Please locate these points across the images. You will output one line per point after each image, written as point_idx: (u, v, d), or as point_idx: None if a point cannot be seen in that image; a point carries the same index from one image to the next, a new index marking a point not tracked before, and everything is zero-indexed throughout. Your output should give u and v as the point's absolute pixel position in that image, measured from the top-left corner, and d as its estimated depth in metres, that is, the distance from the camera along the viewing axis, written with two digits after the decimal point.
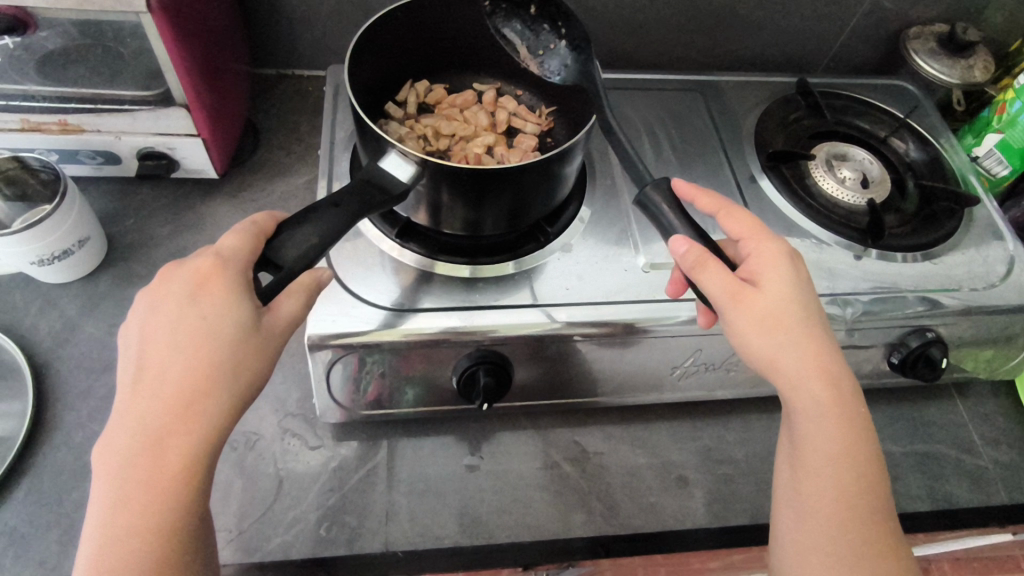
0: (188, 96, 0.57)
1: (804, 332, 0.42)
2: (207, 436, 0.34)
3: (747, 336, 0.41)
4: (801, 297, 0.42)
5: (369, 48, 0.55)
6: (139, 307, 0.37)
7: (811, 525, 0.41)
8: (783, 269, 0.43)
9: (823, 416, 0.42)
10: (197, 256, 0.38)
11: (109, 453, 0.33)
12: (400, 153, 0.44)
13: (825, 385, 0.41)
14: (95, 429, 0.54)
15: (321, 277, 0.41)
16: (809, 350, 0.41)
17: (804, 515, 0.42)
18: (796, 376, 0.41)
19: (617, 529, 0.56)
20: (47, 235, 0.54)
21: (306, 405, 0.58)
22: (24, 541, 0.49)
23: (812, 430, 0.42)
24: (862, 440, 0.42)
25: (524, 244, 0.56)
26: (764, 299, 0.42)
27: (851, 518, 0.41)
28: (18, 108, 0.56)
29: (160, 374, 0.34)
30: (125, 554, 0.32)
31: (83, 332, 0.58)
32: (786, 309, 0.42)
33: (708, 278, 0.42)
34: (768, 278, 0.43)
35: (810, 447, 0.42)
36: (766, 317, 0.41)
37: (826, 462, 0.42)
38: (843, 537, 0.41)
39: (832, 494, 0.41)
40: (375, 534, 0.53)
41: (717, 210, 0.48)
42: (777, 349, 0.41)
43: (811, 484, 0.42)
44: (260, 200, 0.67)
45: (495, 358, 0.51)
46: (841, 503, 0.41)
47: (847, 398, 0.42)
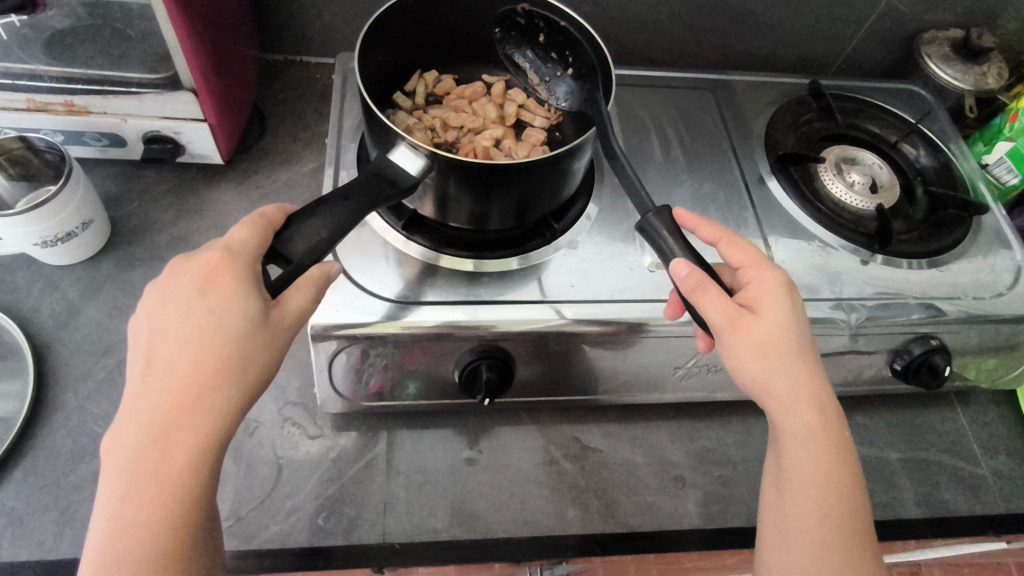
0: (196, 80, 0.56)
1: (797, 358, 0.42)
2: (213, 431, 0.34)
3: (742, 361, 0.41)
4: (798, 325, 0.42)
5: (380, 36, 0.54)
6: (149, 298, 0.37)
7: (796, 547, 0.41)
8: (782, 298, 0.43)
9: (811, 442, 0.42)
10: (206, 247, 0.38)
11: (118, 446, 0.33)
12: (409, 146, 0.43)
13: (814, 412, 0.42)
14: (95, 410, 0.54)
15: (330, 270, 0.40)
16: (800, 376, 0.41)
17: (787, 538, 0.42)
18: (789, 403, 0.41)
19: (615, 527, 0.56)
20: (51, 217, 0.54)
21: (306, 394, 0.58)
22: (22, 522, 0.49)
23: (800, 455, 0.42)
24: (848, 464, 0.42)
25: (530, 240, 0.55)
26: (763, 327, 0.41)
27: (835, 545, 0.41)
28: (24, 88, 0.55)
29: (168, 367, 0.34)
30: (131, 549, 0.32)
31: (85, 315, 0.58)
32: (783, 338, 0.42)
33: (708, 304, 0.41)
34: (768, 306, 0.43)
35: (798, 473, 0.42)
36: (763, 344, 0.41)
37: (812, 486, 0.42)
38: (826, 561, 0.41)
39: (817, 520, 0.41)
40: (373, 525, 0.53)
41: (719, 239, 0.48)
42: (772, 377, 0.41)
43: (799, 507, 0.42)
44: (265, 186, 0.67)
45: (496, 353, 0.51)
46: (828, 528, 0.41)
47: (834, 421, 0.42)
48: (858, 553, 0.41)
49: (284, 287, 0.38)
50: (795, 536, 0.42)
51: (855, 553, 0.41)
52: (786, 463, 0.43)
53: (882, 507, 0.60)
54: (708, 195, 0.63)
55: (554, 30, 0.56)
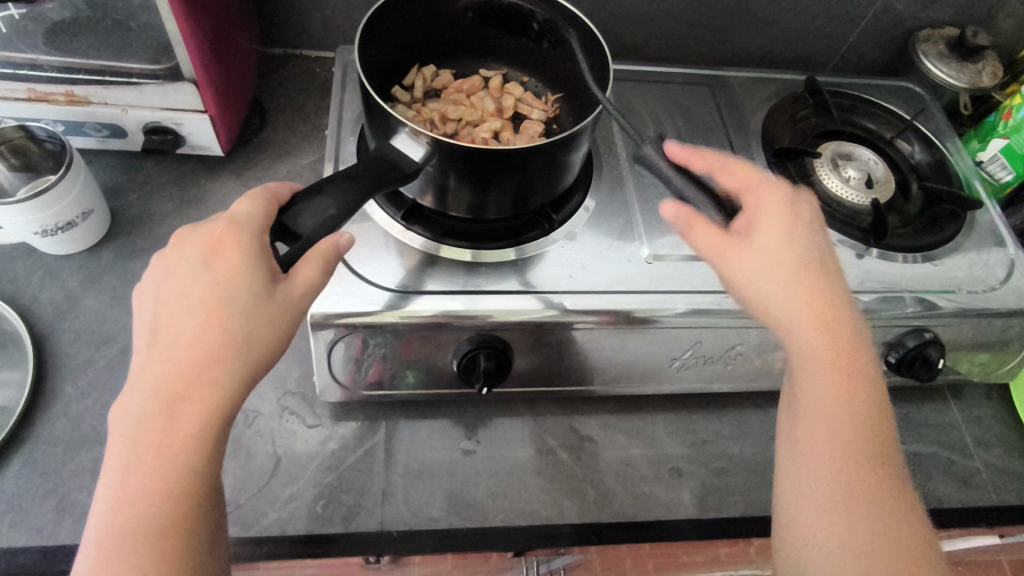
0: (197, 71, 0.57)
1: (797, 276, 0.42)
2: (218, 402, 0.34)
3: (741, 285, 0.42)
4: (794, 239, 0.43)
5: (378, 31, 0.55)
6: (155, 271, 0.37)
7: (809, 470, 0.40)
8: (779, 217, 0.43)
9: (820, 362, 0.41)
10: (211, 221, 0.38)
11: (125, 415, 0.33)
12: (410, 133, 0.44)
13: (821, 333, 0.41)
14: (95, 398, 0.54)
15: (338, 242, 0.39)
16: (802, 294, 0.42)
17: (801, 463, 0.41)
18: (794, 319, 0.41)
19: (611, 516, 0.56)
20: (52, 205, 0.54)
21: (305, 383, 0.58)
22: (21, 508, 0.49)
23: (813, 361, 0.41)
24: (866, 381, 0.41)
25: (528, 230, 0.56)
26: (753, 245, 0.42)
27: (851, 467, 0.39)
28: (24, 78, 0.56)
29: (173, 338, 0.34)
30: (138, 517, 0.32)
31: (85, 304, 0.58)
32: (781, 258, 0.42)
33: (696, 237, 0.44)
34: (764, 226, 0.43)
35: (808, 394, 0.41)
36: (760, 263, 0.42)
37: (823, 406, 0.41)
38: (842, 483, 0.39)
39: (830, 442, 0.40)
40: (371, 513, 0.53)
41: (712, 168, 0.47)
42: (773, 294, 0.42)
43: (811, 429, 0.41)
44: (265, 178, 0.67)
45: (494, 342, 0.51)
46: (847, 430, 0.40)
47: (850, 337, 0.42)
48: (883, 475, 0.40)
49: (296, 262, 0.38)
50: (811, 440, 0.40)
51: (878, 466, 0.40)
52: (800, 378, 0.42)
53: None
54: None
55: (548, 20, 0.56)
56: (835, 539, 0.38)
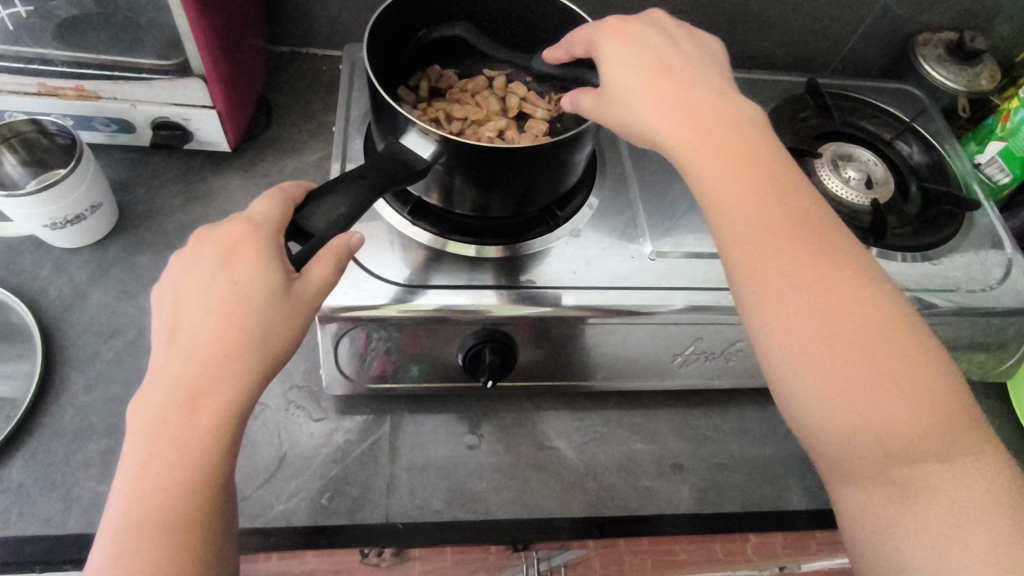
0: (205, 67, 0.57)
1: (657, 95, 0.43)
2: (235, 397, 0.35)
3: (630, 131, 0.44)
4: (653, 78, 0.43)
5: (385, 31, 0.56)
6: (174, 269, 0.38)
7: (748, 301, 0.39)
8: (615, 50, 0.45)
9: (712, 171, 0.40)
10: (229, 221, 0.39)
11: (146, 411, 0.34)
12: (420, 131, 0.45)
13: (693, 135, 0.41)
14: (102, 390, 0.55)
15: (349, 241, 0.40)
16: (667, 111, 0.42)
17: (744, 300, 0.39)
18: (687, 157, 0.41)
19: (614, 511, 0.57)
20: (61, 199, 0.54)
21: (311, 377, 0.59)
22: (29, 499, 0.49)
23: (722, 191, 0.40)
24: (771, 161, 0.41)
25: (533, 228, 0.57)
26: (615, 90, 0.44)
27: (779, 274, 0.38)
28: (35, 73, 0.56)
29: (194, 336, 0.35)
30: (158, 510, 0.33)
31: (92, 297, 0.59)
32: (638, 85, 0.43)
33: (585, 107, 0.47)
34: (612, 64, 0.45)
35: (716, 215, 0.40)
36: (624, 100, 0.44)
37: (732, 220, 0.40)
38: (779, 298, 0.38)
39: (756, 259, 0.39)
40: (376, 506, 0.54)
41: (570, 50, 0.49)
42: (648, 124, 0.43)
43: (737, 252, 0.40)
44: (272, 174, 0.68)
45: (499, 336, 0.52)
46: (775, 241, 0.39)
47: (738, 119, 0.42)
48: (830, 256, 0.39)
49: (308, 259, 0.39)
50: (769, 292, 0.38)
51: (825, 265, 0.38)
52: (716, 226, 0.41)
53: None
54: None
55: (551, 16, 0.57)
56: (835, 395, 0.36)
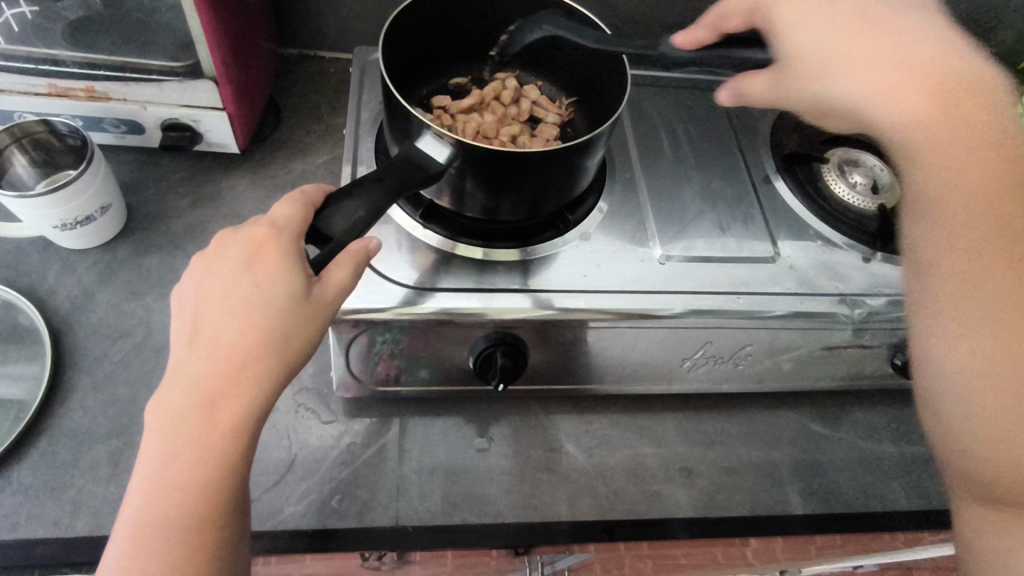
0: (217, 69, 0.57)
1: (941, 70, 0.38)
2: (254, 399, 0.35)
3: (861, 107, 0.39)
4: (855, 34, 0.40)
5: (399, 33, 0.56)
6: (197, 270, 0.38)
7: (962, 307, 0.38)
8: (897, 21, 0.40)
9: (970, 157, 0.38)
10: (253, 224, 0.39)
11: (164, 411, 0.34)
12: (436, 134, 0.45)
13: (966, 118, 0.38)
14: (111, 391, 0.54)
15: (368, 245, 0.39)
16: (937, 83, 0.38)
17: (946, 306, 0.38)
18: (923, 140, 0.38)
19: (622, 514, 0.57)
20: (71, 200, 0.54)
21: (320, 380, 0.59)
22: (38, 500, 0.49)
23: (949, 179, 0.38)
24: (1011, 144, 0.38)
25: (543, 232, 0.57)
26: (806, 62, 0.41)
27: (1009, 278, 0.37)
28: (47, 73, 0.56)
29: (214, 338, 0.35)
30: (173, 510, 0.33)
31: (100, 299, 0.59)
32: (912, 57, 0.38)
33: (761, 94, 0.45)
34: (892, 30, 0.40)
35: (952, 211, 0.38)
36: (886, 72, 0.39)
37: (974, 211, 0.38)
38: (994, 304, 0.37)
39: (983, 261, 0.38)
40: (385, 509, 0.54)
41: (716, 28, 0.47)
42: (903, 109, 0.38)
43: (955, 255, 0.38)
44: (280, 176, 0.68)
45: (511, 339, 0.52)
46: (1006, 232, 0.37)
47: (977, 78, 0.39)
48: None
49: (325, 264, 0.39)
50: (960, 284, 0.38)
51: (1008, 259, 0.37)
52: (925, 207, 0.40)
53: (881, 499, 0.61)
54: (717, 192, 0.64)
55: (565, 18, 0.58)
56: (1001, 397, 0.36)
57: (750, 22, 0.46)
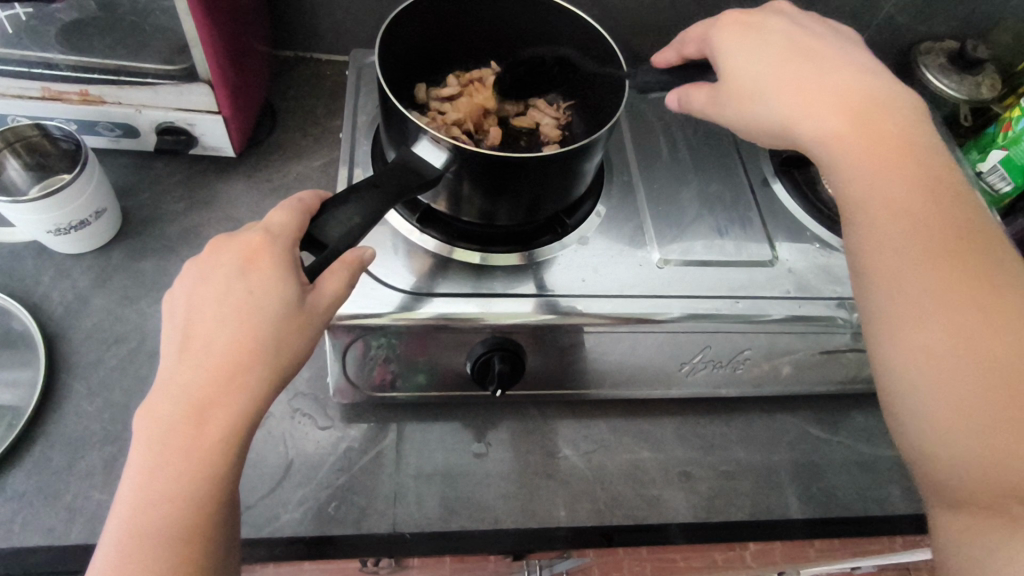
0: (212, 72, 0.57)
1: (828, 97, 0.43)
2: (246, 409, 0.34)
3: (781, 117, 0.44)
4: (788, 65, 0.45)
5: (396, 35, 0.55)
6: (189, 275, 0.37)
7: (896, 308, 0.39)
8: (760, 55, 0.46)
9: (895, 172, 0.41)
10: (247, 230, 0.38)
11: (153, 418, 0.33)
12: (432, 139, 0.45)
13: (874, 139, 0.41)
14: (106, 397, 0.54)
15: (365, 255, 0.40)
16: (828, 110, 0.43)
17: (890, 304, 0.39)
18: (853, 152, 0.42)
19: (621, 519, 0.56)
20: (65, 205, 0.54)
21: (317, 385, 0.58)
22: (31, 508, 0.48)
23: (878, 188, 0.41)
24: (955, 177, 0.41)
25: (540, 236, 0.56)
26: (745, 86, 0.46)
27: (962, 284, 0.37)
28: (40, 77, 0.56)
29: (206, 346, 0.35)
30: (161, 520, 0.32)
31: (95, 303, 0.58)
32: (813, 86, 0.44)
33: (699, 103, 0.48)
34: (742, 61, 0.46)
35: (882, 216, 0.40)
36: (795, 88, 0.44)
37: (898, 220, 0.40)
38: (925, 305, 0.38)
39: (890, 262, 0.39)
40: (382, 515, 0.53)
41: (679, 51, 0.52)
42: (798, 113, 0.43)
43: (880, 258, 0.40)
44: (275, 180, 0.68)
45: (509, 345, 0.51)
46: (957, 243, 0.39)
47: (891, 108, 0.43)
48: (981, 255, 0.38)
49: (320, 272, 0.38)
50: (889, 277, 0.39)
51: (965, 267, 0.38)
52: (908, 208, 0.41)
53: (879, 502, 0.61)
54: (715, 195, 0.64)
55: (563, 20, 0.57)
56: (959, 398, 0.36)
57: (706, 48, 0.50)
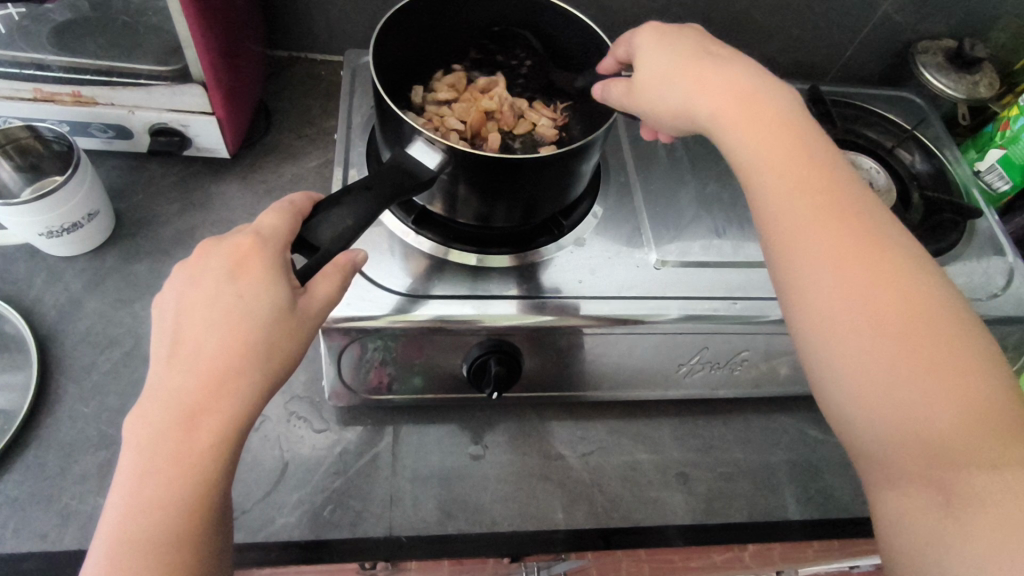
0: (205, 73, 0.56)
1: (729, 84, 0.43)
2: (237, 415, 0.34)
3: (682, 105, 0.43)
4: (689, 58, 0.44)
5: (392, 36, 0.55)
6: (177, 279, 0.37)
7: (814, 297, 0.37)
8: (666, 47, 0.45)
9: (795, 156, 0.40)
10: (236, 233, 0.38)
11: (141, 424, 0.33)
12: (427, 141, 0.44)
13: (774, 126, 0.41)
14: (99, 401, 0.54)
15: (356, 258, 0.39)
16: (727, 97, 0.42)
17: (804, 292, 0.38)
18: (754, 138, 0.41)
19: (618, 522, 0.56)
20: (57, 207, 0.53)
21: (312, 388, 0.58)
22: (24, 513, 0.48)
23: (779, 172, 0.40)
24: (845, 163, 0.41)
25: (537, 237, 0.56)
26: (648, 76, 0.45)
27: (868, 267, 0.37)
28: (32, 78, 0.55)
29: (195, 351, 0.34)
30: (150, 529, 0.32)
31: (88, 306, 0.58)
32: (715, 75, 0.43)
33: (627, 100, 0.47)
34: (648, 55, 0.46)
35: (785, 202, 0.39)
36: (693, 75, 0.43)
37: (804, 205, 0.39)
38: (836, 288, 0.36)
39: (802, 249, 0.38)
40: (378, 519, 0.53)
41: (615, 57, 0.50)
42: (699, 102, 0.43)
43: (792, 243, 0.38)
44: (271, 181, 0.67)
45: (505, 347, 0.51)
46: (858, 228, 0.38)
47: (778, 100, 0.42)
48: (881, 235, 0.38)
49: (311, 275, 0.38)
50: (795, 286, 0.38)
51: (871, 250, 0.37)
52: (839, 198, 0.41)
53: None
54: (712, 195, 0.64)
55: (559, 19, 0.57)
56: (884, 382, 0.34)
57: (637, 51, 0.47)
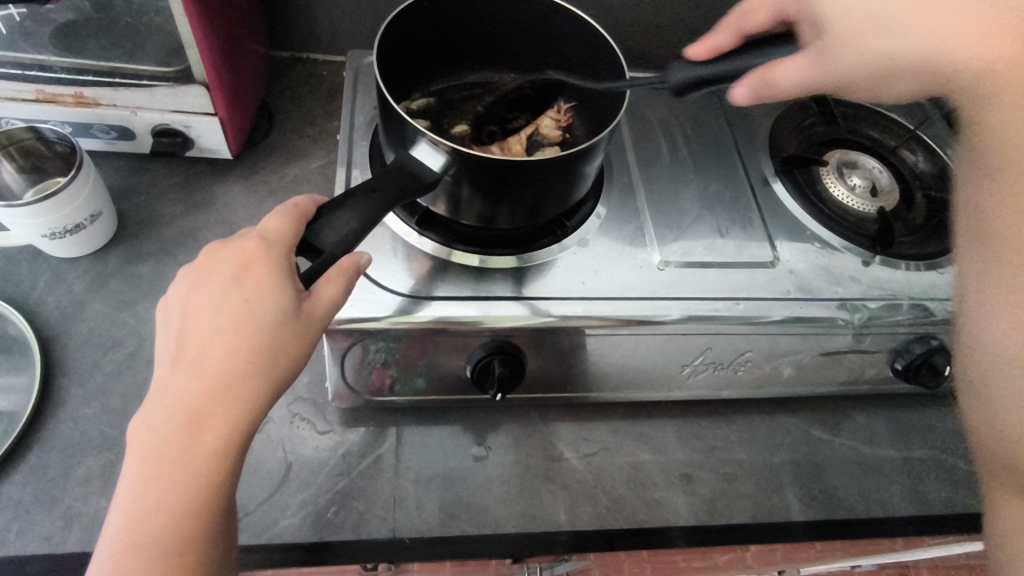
0: (208, 74, 0.56)
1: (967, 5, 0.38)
2: (241, 418, 0.34)
3: (878, 46, 0.40)
4: None
5: (393, 40, 0.55)
6: (183, 283, 0.37)
7: (1010, 248, 0.35)
8: None
9: None
10: (242, 237, 0.38)
11: (146, 428, 0.33)
12: (430, 142, 0.44)
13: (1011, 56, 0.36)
14: (102, 403, 0.53)
15: (360, 260, 0.40)
16: (951, 26, 0.37)
17: (1000, 248, 0.35)
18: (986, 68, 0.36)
19: (622, 523, 0.56)
20: (59, 209, 0.53)
21: (315, 389, 0.58)
22: (28, 516, 0.48)
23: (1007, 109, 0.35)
24: None
25: (540, 238, 0.56)
26: (841, 16, 0.41)
27: None
28: (34, 79, 0.55)
29: (200, 355, 0.34)
30: (154, 532, 0.32)
31: (91, 308, 0.58)
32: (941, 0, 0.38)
33: (787, 68, 0.43)
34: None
35: (1004, 147, 0.36)
36: (887, 3, 0.39)
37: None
38: None
39: (1017, 201, 0.35)
40: (382, 521, 0.53)
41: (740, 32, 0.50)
42: (911, 31, 0.38)
43: (996, 193, 0.36)
44: (273, 182, 0.67)
45: (509, 348, 0.51)
46: None
47: None
48: None
49: (316, 278, 0.38)
50: (1011, 234, 0.35)
51: None
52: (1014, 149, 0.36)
53: (881, 504, 0.60)
54: (715, 196, 0.64)
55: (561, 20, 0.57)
56: None
57: (777, 13, 0.48)
